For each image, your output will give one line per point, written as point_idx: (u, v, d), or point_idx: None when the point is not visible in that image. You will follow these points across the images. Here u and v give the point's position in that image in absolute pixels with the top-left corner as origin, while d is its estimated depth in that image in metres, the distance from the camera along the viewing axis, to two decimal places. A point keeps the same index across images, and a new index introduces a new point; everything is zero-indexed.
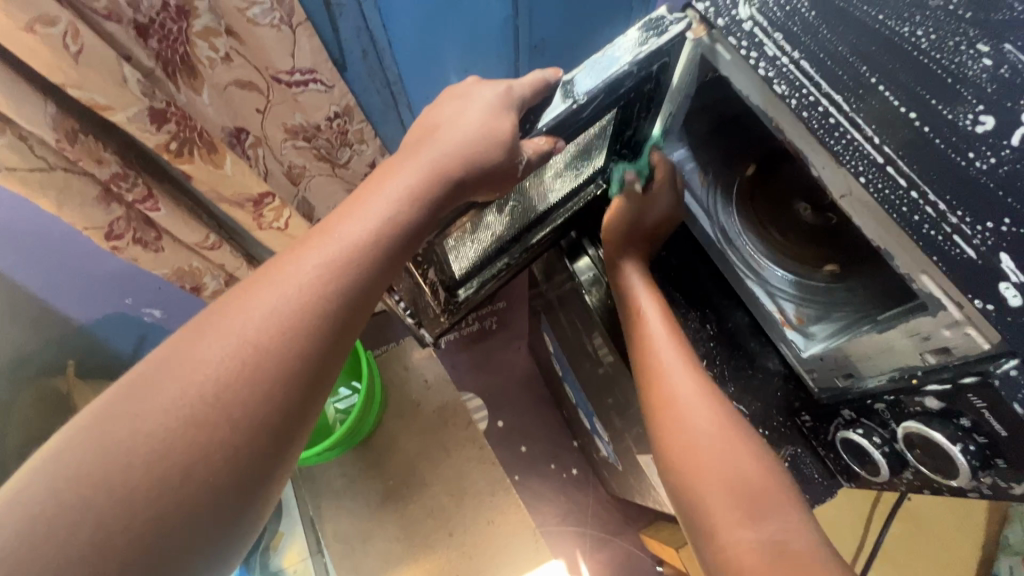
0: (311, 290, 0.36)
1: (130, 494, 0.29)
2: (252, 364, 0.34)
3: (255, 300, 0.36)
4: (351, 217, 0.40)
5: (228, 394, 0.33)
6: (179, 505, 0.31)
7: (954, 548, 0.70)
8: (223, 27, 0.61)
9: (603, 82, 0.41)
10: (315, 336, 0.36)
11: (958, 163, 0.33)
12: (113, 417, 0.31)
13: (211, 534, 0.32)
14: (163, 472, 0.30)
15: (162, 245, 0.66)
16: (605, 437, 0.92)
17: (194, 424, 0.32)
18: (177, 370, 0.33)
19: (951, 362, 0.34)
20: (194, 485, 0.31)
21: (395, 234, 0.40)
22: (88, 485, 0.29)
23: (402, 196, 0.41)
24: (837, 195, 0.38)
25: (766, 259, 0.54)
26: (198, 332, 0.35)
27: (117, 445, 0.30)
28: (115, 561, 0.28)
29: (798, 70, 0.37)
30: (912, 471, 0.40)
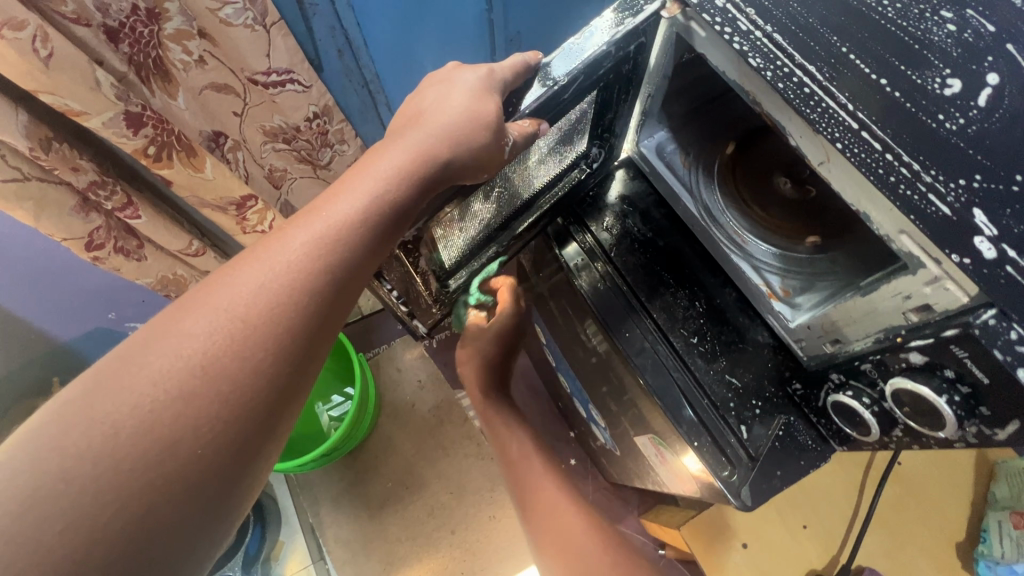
0: (299, 266, 0.36)
1: (114, 476, 0.29)
2: (239, 341, 0.33)
3: (242, 275, 0.35)
4: (340, 196, 0.39)
5: (215, 371, 0.32)
6: (169, 480, 0.30)
7: (946, 508, 0.72)
8: (196, 30, 0.60)
9: (582, 63, 0.42)
10: (303, 315, 0.35)
11: (929, 125, 0.34)
12: (94, 396, 0.30)
13: (200, 511, 0.31)
14: (147, 451, 0.30)
15: (144, 253, 0.65)
16: (601, 423, 0.93)
17: (180, 401, 0.31)
18: (163, 345, 0.32)
19: (933, 319, 0.35)
20: (182, 460, 0.30)
21: (385, 213, 0.39)
22: (73, 458, 0.29)
23: (390, 175, 0.40)
24: (816, 162, 0.38)
25: (749, 234, 0.55)
26: (184, 307, 0.34)
27: (99, 423, 0.30)
28: (104, 534, 0.28)
29: (771, 43, 0.38)
30: (901, 428, 0.41)
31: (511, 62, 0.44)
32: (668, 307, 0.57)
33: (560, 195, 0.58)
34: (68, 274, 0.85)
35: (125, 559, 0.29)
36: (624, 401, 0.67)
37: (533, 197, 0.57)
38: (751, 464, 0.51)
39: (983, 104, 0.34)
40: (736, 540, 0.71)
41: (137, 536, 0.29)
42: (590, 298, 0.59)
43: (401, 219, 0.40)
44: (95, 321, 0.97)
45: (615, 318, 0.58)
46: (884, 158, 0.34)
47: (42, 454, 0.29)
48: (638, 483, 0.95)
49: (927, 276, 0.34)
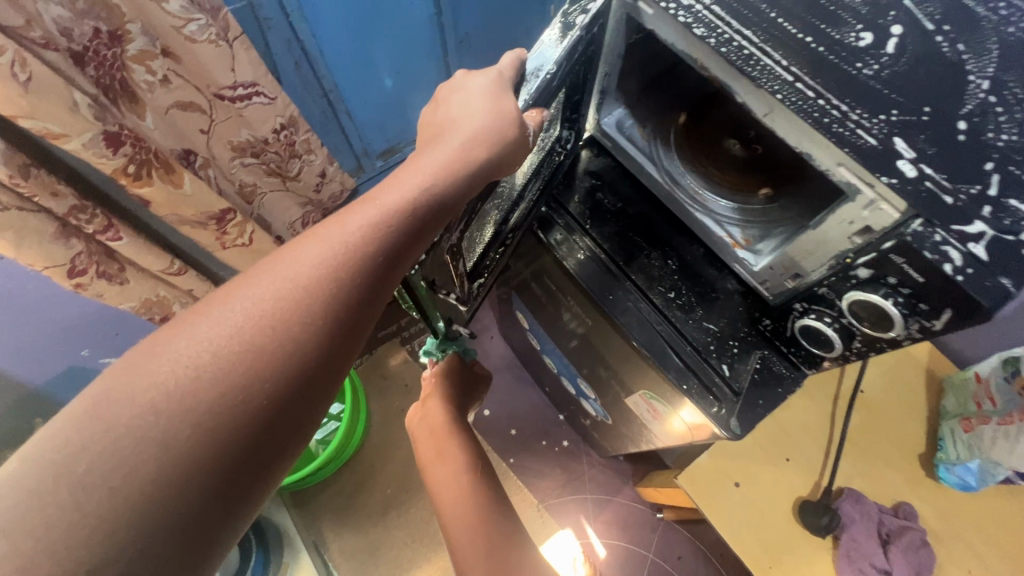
0: (351, 250, 0.38)
1: (184, 421, 0.32)
2: (294, 309, 0.36)
3: (300, 252, 0.38)
4: (389, 189, 0.41)
5: (269, 339, 0.35)
6: (225, 432, 0.32)
7: (907, 426, 0.80)
8: (159, 49, 0.60)
9: (564, 52, 0.47)
10: (351, 292, 0.37)
11: (850, 71, 0.40)
12: (167, 346, 0.33)
13: (244, 469, 0.33)
14: (211, 399, 0.32)
15: (126, 276, 0.65)
16: (591, 397, 0.97)
17: (243, 359, 0.34)
18: (231, 306, 0.35)
19: (873, 238, 0.41)
20: (238, 416, 0.33)
21: (429, 207, 0.41)
22: (148, 397, 0.32)
23: (431, 169, 0.43)
24: (761, 114, 0.44)
25: (708, 193, 0.60)
26: (249, 275, 0.37)
27: (168, 372, 0.32)
28: (163, 470, 0.31)
29: (711, 14, 0.43)
30: (860, 339, 0.46)
31: (511, 61, 0.51)
32: (644, 268, 0.62)
33: (541, 180, 0.62)
34: (36, 314, 0.82)
35: (174, 503, 0.31)
36: (613, 364, 0.72)
37: (521, 189, 0.60)
38: (735, 399, 0.56)
39: (892, 50, 0.41)
40: (729, 480, 0.76)
41: (190, 479, 0.31)
42: (574, 270, 0.63)
43: (441, 215, 0.42)
44: (66, 360, 0.93)
45: (601, 287, 0.62)
46: (818, 103, 0.40)
47: (116, 398, 0.32)
48: (631, 449, 1.00)
49: (865, 205, 0.40)
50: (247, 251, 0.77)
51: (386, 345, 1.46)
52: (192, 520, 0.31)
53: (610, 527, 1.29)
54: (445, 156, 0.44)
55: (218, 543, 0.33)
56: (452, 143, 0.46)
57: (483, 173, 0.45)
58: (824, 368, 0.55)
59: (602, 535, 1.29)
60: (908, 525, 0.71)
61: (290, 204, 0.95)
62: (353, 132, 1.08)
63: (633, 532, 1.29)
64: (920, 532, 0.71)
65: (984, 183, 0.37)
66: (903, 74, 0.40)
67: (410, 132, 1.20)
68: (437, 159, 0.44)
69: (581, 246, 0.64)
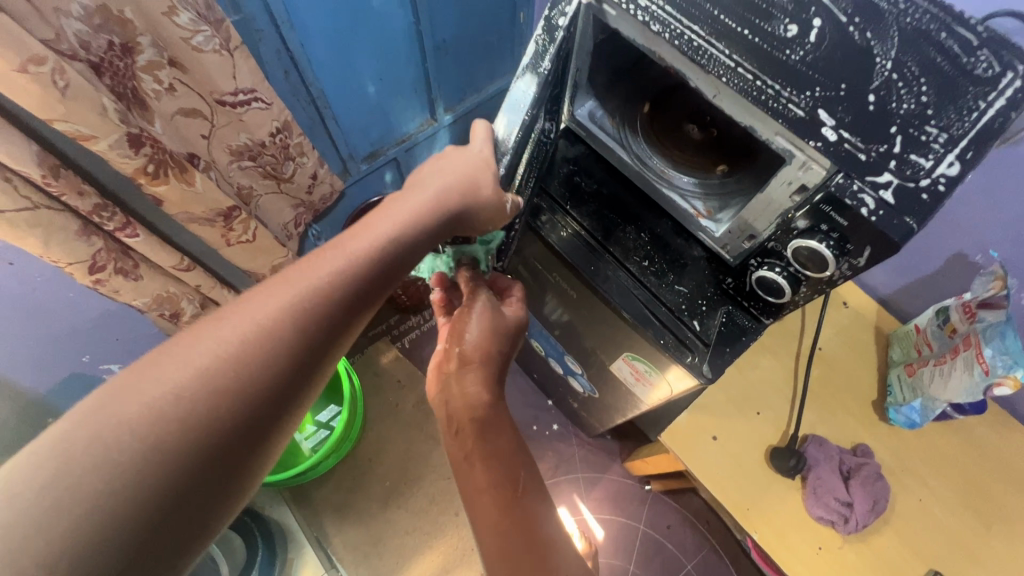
0: (326, 286, 0.46)
1: (184, 414, 0.37)
2: (277, 327, 0.42)
3: (284, 285, 0.45)
4: (360, 237, 0.50)
5: (259, 354, 0.41)
6: (217, 433, 0.38)
7: (861, 377, 0.89)
8: (166, 59, 0.65)
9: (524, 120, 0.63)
10: (324, 316, 0.45)
11: (782, 55, 0.49)
12: (167, 358, 0.39)
13: (227, 468, 0.38)
14: (207, 404, 0.38)
15: (140, 272, 0.69)
16: (578, 373, 1.04)
17: (234, 365, 0.40)
18: (225, 326, 0.41)
19: (809, 194, 0.49)
20: (229, 421, 0.38)
21: (392, 256, 0.51)
22: (150, 402, 0.36)
23: (397, 224, 0.53)
24: (711, 95, 0.53)
25: (673, 171, 0.68)
26: (239, 301, 0.43)
27: (168, 376, 0.38)
28: (163, 465, 0.35)
29: (664, 13, 0.52)
30: (804, 284, 0.55)
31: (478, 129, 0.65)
32: (621, 242, 0.70)
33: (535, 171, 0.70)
34: (40, 320, 0.84)
35: (170, 492, 0.35)
36: (598, 332, 0.79)
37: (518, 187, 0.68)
38: (706, 348, 0.64)
39: None
40: (707, 434, 0.84)
41: (185, 473, 0.36)
42: (560, 246, 0.71)
43: (402, 265, 0.52)
44: (68, 366, 0.95)
45: (584, 261, 0.70)
46: (756, 84, 0.48)
47: (119, 400, 0.36)
48: (618, 420, 1.07)
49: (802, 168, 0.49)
50: (249, 248, 0.82)
51: (377, 344, 1.50)
52: (180, 509, 0.36)
53: (602, 502, 1.36)
54: (408, 210, 0.55)
55: (195, 533, 0.37)
56: (412, 201, 0.56)
57: (455, 220, 0.58)
58: (781, 317, 0.62)
59: (595, 511, 1.36)
60: (864, 462, 0.81)
61: (283, 206, 1.00)
62: (340, 137, 1.13)
63: (624, 506, 1.36)
64: (874, 467, 0.80)
65: None
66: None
67: (392, 136, 1.26)
68: (399, 214, 0.54)
69: (569, 224, 0.73)
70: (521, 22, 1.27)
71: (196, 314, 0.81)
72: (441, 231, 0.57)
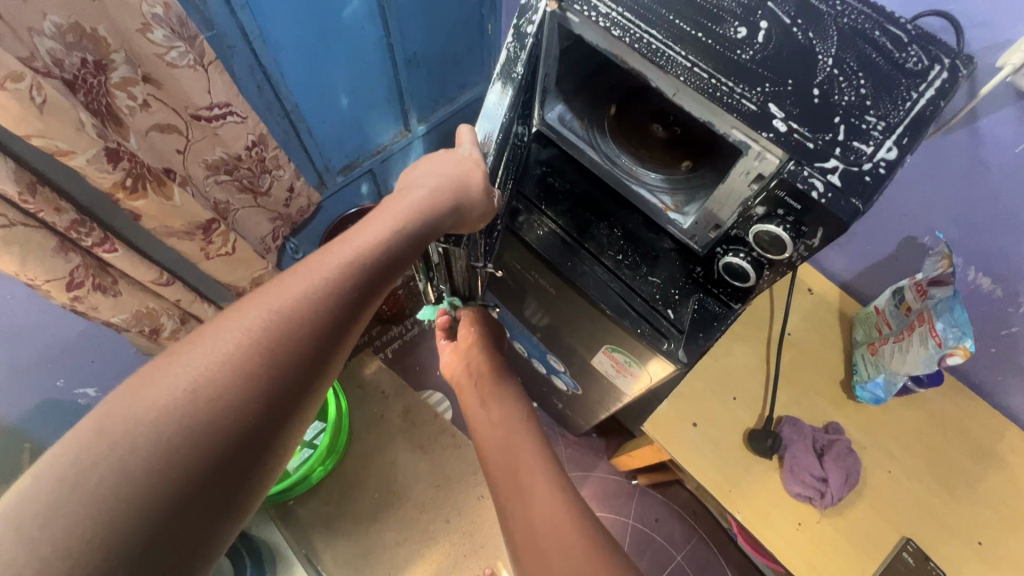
0: (333, 282, 0.45)
1: (191, 420, 0.36)
2: (281, 328, 0.41)
3: (291, 282, 0.43)
4: (363, 232, 0.49)
5: (269, 352, 0.40)
6: (231, 433, 0.37)
7: (828, 359, 0.94)
8: (140, 76, 0.66)
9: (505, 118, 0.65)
10: (329, 315, 0.43)
11: (733, 56, 0.53)
12: (176, 361, 0.38)
13: (243, 468, 0.37)
14: (220, 404, 0.37)
15: (119, 288, 0.69)
16: (561, 371, 1.06)
17: (240, 368, 0.38)
18: (233, 326, 0.40)
19: (765, 182, 0.52)
20: (242, 419, 0.37)
21: (395, 250, 0.50)
22: (162, 405, 0.35)
23: (397, 219, 0.52)
24: (671, 94, 0.55)
25: (641, 168, 0.70)
26: (246, 301, 0.42)
27: (180, 378, 0.37)
28: (179, 467, 0.34)
29: (624, 18, 0.55)
30: (768, 267, 0.58)
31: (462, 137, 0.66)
32: (595, 237, 0.72)
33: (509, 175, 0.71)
34: (12, 343, 0.83)
35: (188, 494, 0.35)
36: (578, 327, 0.81)
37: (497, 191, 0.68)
38: (680, 334, 0.67)
39: (761, 40, 0.54)
40: (687, 421, 0.87)
41: (202, 474, 0.35)
42: (536, 245, 0.73)
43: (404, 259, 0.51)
44: (41, 392, 0.91)
45: (561, 257, 0.72)
46: (711, 81, 0.52)
47: (129, 405, 0.35)
48: (601, 415, 1.09)
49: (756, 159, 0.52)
50: (229, 261, 0.82)
51: (359, 356, 1.50)
52: (199, 511, 0.35)
53: (591, 500, 1.38)
54: (406, 208, 0.54)
55: (215, 535, 0.36)
56: (410, 198, 0.55)
57: (448, 219, 0.56)
58: (750, 300, 0.66)
59: None
60: (836, 438, 0.85)
61: (261, 220, 1.00)
62: (314, 150, 1.14)
63: (613, 502, 1.38)
64: (844, 442, 0.85)
65: (834, 130, 0.50)
66: (772, 59, 0.53)
67: (367, 148, 1.28)
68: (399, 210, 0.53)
69: (545, 223, 0.74)
70: (489, 34, 1.31)
71: (176, 329, 0.81)
72: (442, 230, 0.55)
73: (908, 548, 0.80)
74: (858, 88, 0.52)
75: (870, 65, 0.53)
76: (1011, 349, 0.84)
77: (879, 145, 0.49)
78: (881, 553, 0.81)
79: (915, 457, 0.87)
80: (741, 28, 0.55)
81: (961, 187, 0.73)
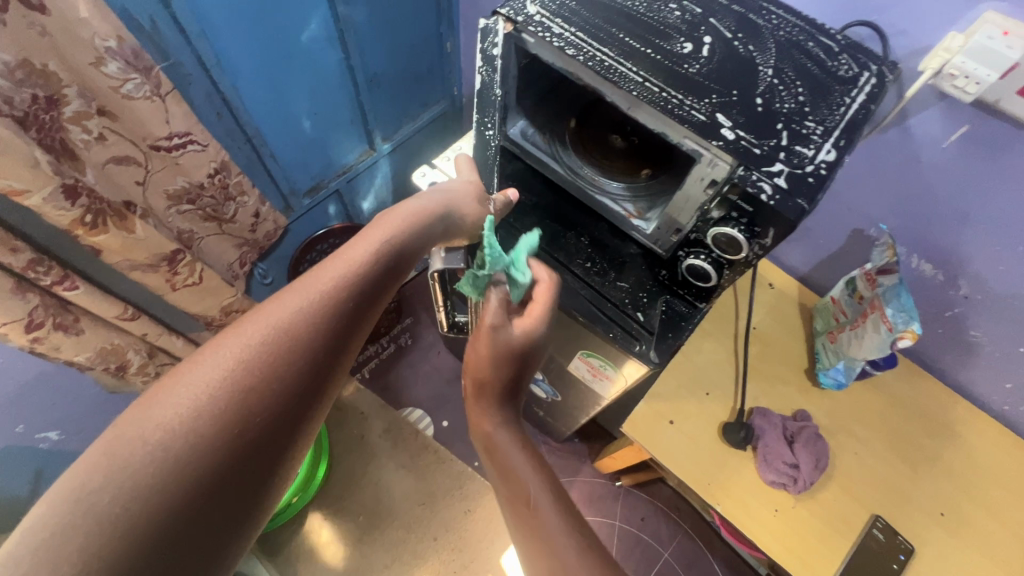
0: (333, 293, 0.45)
1: (195, 437, 0.36)
2: (280, 343, 0.41)
3: (291, 295, 0.44)
4: (360, 242, 0.50)
5: (273, 366, 0.40)
6: (238, 449, 0.37)
7: (793, 349, 0.98)
8: (95, 109, 0.65)
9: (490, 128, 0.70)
10: (328, 328, 0.43)
11: (681, 71, 0.56)
12: (180, 379, 0.38)
13: (251, 482, 0.38)
14: (225, 420, 0.37)
15: (81, 326, 0.67)
16: (539, 379, 1.08)
17: (241, 385, 0.38)
18: (235, 342, 0.40)
19: (718, 187, 0.55)
20: (249, 436, 0.38)
21: (391, 259, 0.50)
22: (166, 424, 0.35)
23: (394, 227, 0.52)
24: (625, 108, 0.57)
25: (603, 178, 0.73)
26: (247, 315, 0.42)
27: (183, 397, 0.37)
28: (186, 484, 0.35)
29: (576, 38, 0.58)
30: (728, 266, 0.61)
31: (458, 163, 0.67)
32: (562, 248, 0.75)
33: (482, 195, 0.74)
34: None
35: (197, 510, 0.35)
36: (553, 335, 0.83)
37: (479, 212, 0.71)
38: (651, 336, 0.70)
39: (706, 55, 0.58)
40: (664, 419, 0.90)
41: (210, 489, 0.36)
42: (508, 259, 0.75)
43: (400, 268, 0.51)
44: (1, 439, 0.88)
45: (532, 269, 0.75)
46: (662, 94, 0.55)
47: (135, 427, 0.35)
48: (581, 420, 1.11)
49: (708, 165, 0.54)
50: (197, 291, 0.81)
51: None
52: (208, 527, 0.36)
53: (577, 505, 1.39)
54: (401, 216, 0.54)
55: (226, 547, 0.37)
56: (406, 207, 0.55)
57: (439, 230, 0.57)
58: (711, 300, 0.68)
59: None
60: (805, 424, 0.89)
61: (226, 246, 0.98)
62: (279, 173, 1.14)
63: (599, 505, 1.40)
64: (812, 429, 0.88)
65: (778, 137, 0.53)
66: (717, 71, 0.57)
67: (332, 168, 1.27)
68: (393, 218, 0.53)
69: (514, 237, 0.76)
70: (449, 52, 1.33)
71: (144, 364, 0.79)
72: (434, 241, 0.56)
73: (878, 524, 0.84)
74: (797, 95, 0.56)
75: (806, 75, 0.58)
76: (955, 328, 0.90)
77: (819, 148, 0.53)
78: (854, 531, 0.84)
79: (878, 437, 0.92)
80: (687, 44, 0.58)
81: (899, 181, 0.79)
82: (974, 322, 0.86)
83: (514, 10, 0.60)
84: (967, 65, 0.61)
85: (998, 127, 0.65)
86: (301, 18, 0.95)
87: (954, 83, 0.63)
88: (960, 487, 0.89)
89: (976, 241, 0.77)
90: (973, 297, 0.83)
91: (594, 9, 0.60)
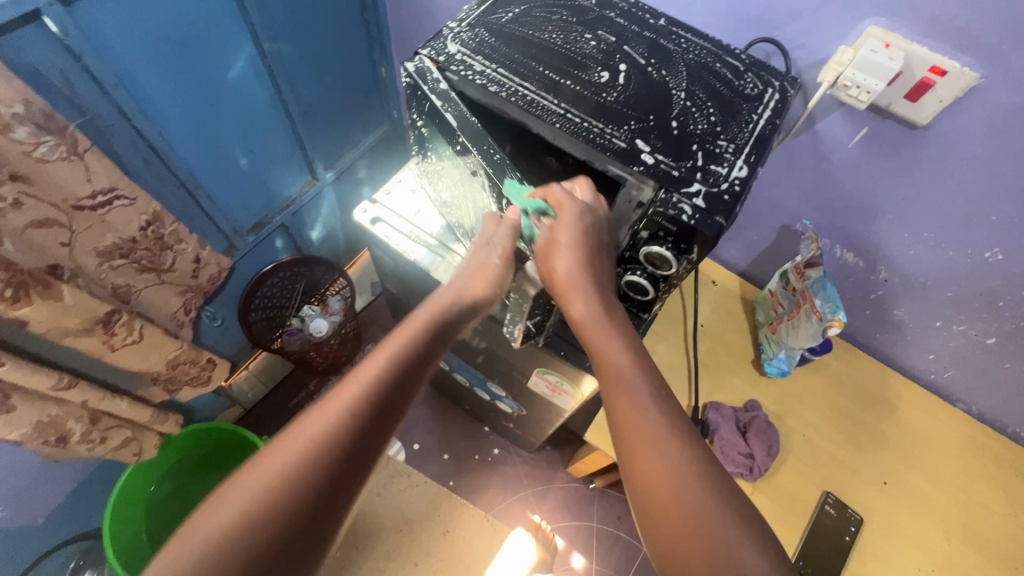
0: (381, 382, 0.51)
1: (258, 516, 0.42)
2: (332, 437, 0.47)
3: (346, 386, 0.50)
4: (405, 331, 0.56)
5: (328, 451, 0.46)
6: (297, 525, 0.43)
7: (738, 342, 1.03)
8: (7, 176, 0.62)
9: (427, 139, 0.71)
10: (371, 419, 0.49)
11: (600, 100, 0.59)
12: (253, 464, 0.45)
13: (307, 554, 0.43)
14: (288, 501, 0.43)
15: (13, 402, 0.65)
16: (503, 395, 1.09)
17: (298, 476, 0.44)
18: (298, 430, 0.47)
19: (642, 209, 0.58)
20: (308, 515, 0.44)
21: (427, 346, 0.56)
22: (241, 505, 0.42)
23: (433, 316, 0.58)
24: (551, 139, 0.59)
25: None
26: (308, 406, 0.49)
27: (253, 482, 0.44)
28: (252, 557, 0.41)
29: (498, 75, 0.60)
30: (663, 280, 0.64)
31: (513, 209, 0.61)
32: None
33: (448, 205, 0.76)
34: None
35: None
36: (510, 355, 0.85)
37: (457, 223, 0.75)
38: None
39: (622, 82, 0.61)
40: None
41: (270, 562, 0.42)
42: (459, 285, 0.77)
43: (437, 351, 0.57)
44: None
45: None
46: (584, 124, 0.57)
47: (217, 506, 0.43)
48: (548, 430, 1.13)
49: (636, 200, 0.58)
50: (138, 349, 0.78)
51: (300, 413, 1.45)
52: None
53: (554, 512, 1.41)
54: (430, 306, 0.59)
55: None
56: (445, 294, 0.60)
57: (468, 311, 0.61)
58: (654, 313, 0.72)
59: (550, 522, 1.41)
60: (755, 414, 0.94)
61: (168, 295, 0.95)
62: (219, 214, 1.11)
63: (577, 509, 1.42)
64: (763, 418, 0.93)
65: (694, 158, 0.56)
66: (632, 98, 0.60)
67: (275, 202, 1.25)
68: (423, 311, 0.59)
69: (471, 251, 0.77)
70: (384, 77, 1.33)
71: (87, 431, 0.76)
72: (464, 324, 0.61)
73: (829, 500, 0.90)
74: (709, 116, 0.60)
75: (716, 95, 0.61)
76: (881, 309, 0.96)
77: (731, 166, 0.56)
78: (809, 510, 0.90)
79: (823, 417, 0.98)
80: (603, 72, 0.61)
81: (814, 180, 0.85)
82: (894, 302, 0.93)
83: (435, 51, 0.61)
84: (856, 76, 0.66)
85: (890, 129, 0.72)
86: (225, 59, 0.93)
87: (848, 92, 0.68)
88: (898, 455, 0.96)
89: (889, 229, 0.84)
90: (891, 280, 0.90)
91: (513, 44, 0.62)
